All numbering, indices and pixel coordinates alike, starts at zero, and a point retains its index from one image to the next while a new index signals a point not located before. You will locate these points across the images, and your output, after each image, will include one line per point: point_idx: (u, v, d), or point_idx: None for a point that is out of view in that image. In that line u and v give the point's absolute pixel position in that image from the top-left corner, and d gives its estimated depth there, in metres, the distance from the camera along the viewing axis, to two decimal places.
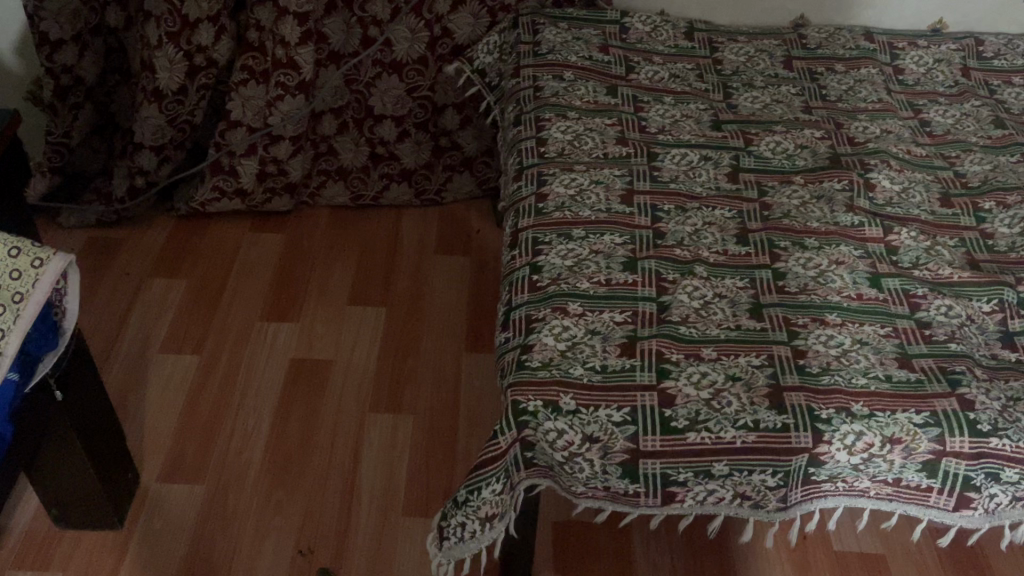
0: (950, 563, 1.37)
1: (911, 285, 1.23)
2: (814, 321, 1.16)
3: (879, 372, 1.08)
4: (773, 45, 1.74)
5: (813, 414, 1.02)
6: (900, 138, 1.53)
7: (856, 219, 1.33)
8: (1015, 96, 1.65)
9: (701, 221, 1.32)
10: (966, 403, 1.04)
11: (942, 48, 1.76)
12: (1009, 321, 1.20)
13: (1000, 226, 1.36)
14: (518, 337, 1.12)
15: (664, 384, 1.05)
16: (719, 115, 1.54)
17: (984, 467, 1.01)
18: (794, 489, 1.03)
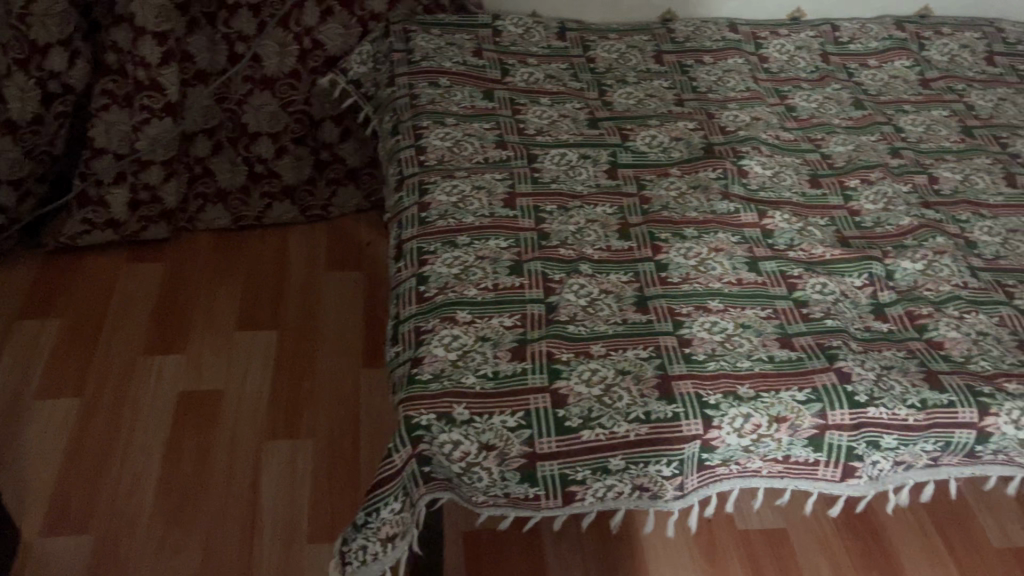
0: (846, 528, 1.44)
1: (787, 266, 1.27)
2: (697, 309, 1.19)
3: (761, 354, 1.12)
4: (643, 41, 1.77)
5: (702, 401, 1.05)
6: (768, 124, 1.58)
7: (731, 206, 1.38)
8: (871, 78, 1.74)
9: (584, 219, 1.33)
10: (843, 376, 1.08)
11: (802, 35, 1.83)
12: (879, 293, 1.26)
13: (866, 203, 1.43)
14: (408, 350, 1.10)
15: (556, 385, 1.05)
16: (595, 113, 1.56)
17: (865, 437, 1.06)
18: (689, 476, 1.06)
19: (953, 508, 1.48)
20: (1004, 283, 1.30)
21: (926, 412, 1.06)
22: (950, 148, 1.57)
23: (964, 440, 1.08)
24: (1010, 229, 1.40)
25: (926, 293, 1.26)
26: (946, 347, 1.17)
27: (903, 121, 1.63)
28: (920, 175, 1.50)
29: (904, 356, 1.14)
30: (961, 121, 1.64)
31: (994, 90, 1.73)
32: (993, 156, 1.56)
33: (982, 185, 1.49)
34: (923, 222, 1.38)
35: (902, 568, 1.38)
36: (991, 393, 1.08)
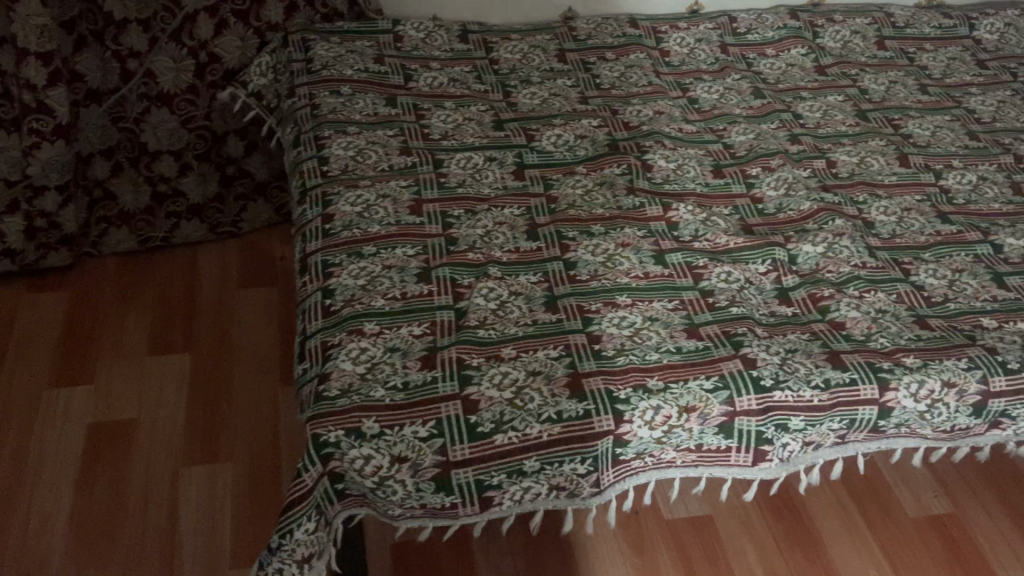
0: (769, 509, 1.47)
1: (692, 257, 1.30)
2: (606, 305, 1.20)
3: (670, 346, 1.13)
4: (545, 40, 1.78)
5: (612, 396, 1.06)
6: (671, 118, 1.60)
7: (637, 201, 1.40)
8: (770, 67, 1.78)
9: (492, 222, 1.33)
10: (749, 362, 1.10)
11: (701, 27, 1.86)
12: (782, 278, 1.29)
13: (768, 189, 1.46)
14: (315, 367, 1.08)
15: (467, 391, 1.04)
16: (500, 114, 1.56)
17: (773, 421, 1.08)
18: (605, 472, 1.06)
19: (870, 482, 1.52)
20: (901, 261, 1.34)
21: (829, 392, 1.09)
22: (847, 132, 1.62)
23: (868, 417, 1.11)
24: (905, 208, 1.45)
25: (827, 275, 1.30)
26: (847, 327, 1.20)
27: (801, 108, 1.67)
28: (819, 160, 1.54)
29: (808, 339, 1.17)
30: (856, 105, 1.69)
31: (886, 73, 1.78)
32: (887, 138, 1.61)
33: (877, 166, 1.54)
34: (822, 205, 1.42)
35: (824, 544, 1.42)
36: (890, 368, 1.12)
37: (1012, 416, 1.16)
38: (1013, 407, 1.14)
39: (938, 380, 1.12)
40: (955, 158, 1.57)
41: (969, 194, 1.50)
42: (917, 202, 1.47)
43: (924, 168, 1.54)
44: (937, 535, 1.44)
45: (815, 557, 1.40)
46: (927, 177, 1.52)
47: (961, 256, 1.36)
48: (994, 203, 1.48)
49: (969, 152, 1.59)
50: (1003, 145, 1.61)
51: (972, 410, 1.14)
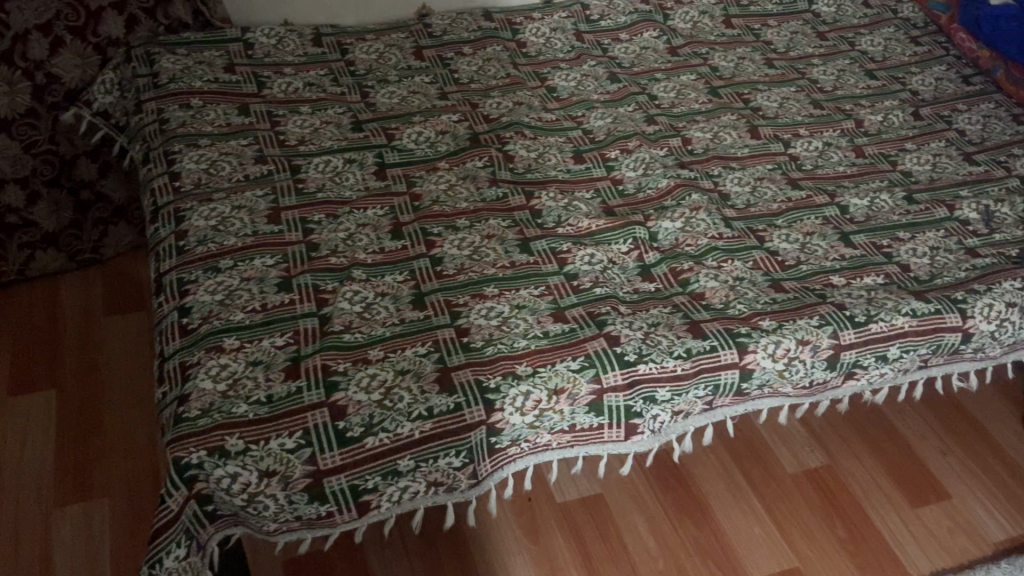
0: (656, 481, 1.50)
1: (556, 243, 1.32)
2: (474, 297, 1.20)
3: (537, 331, 1.15)
4: (402, 38, 1.77)
5: (482, 387, 1.06)
6: (530, 108, 1.62)
7: (500, 192, 1.41)
8: (624, 51, 1.82)
9: (355, 224, 1.31)
10: (612, 340, 1.13)
11: (555, 17, 1.89)
12: (644, 255, 1.32)
13: (627, 171, 1.50)
14: (174, 389, 1.04)
15: (334, 397, 1.03)
16: (358, 115, 1.55)
17: (640, 394, 1.11)
18: (482, 462, 1.07)
19: (748, 443, 1.58)
20: (755, 229, 1.39)
21: (692, 360, 1.13)
22: (700, 110, 1.67)
23: (731, 380, 1.15)
24: (757, 178, 1.51)
25: (686, 248, 1.34)
26: (707, 297, 1.24)
27: (656, 89, 1.71)
28: (675, 138, 1.59)
29: (669, 312, 1.20)
30: (707, 83, 1.75)
31: (734, 50, 1.85)
32: (738, 113, 1.67)
33: (730, 140, 1.59)
34: (679, 182, 1.47)
35: (710, 508, 1.46)
36: (748, 332, 1.16)
37: (865, 366, 1.22)
38: (864, 357, 1.20)
39: (793, 339, 1.16)
40: (801, 127, 1.64)
41: (816, 160, 1.57)
42: (768, 171, 1.53)
43: (774, 138, 1.61)
44: (815, 486, 1.51)
45: (703, 522, 1.44)
46: (777, 147, 1.59)
47: (811, 220, 1.42)
48: (839, 166, 1.56)
49: (814, 120, 1.67)
50: (845, 111, 1.70)
51: (827, 364, 1.19)
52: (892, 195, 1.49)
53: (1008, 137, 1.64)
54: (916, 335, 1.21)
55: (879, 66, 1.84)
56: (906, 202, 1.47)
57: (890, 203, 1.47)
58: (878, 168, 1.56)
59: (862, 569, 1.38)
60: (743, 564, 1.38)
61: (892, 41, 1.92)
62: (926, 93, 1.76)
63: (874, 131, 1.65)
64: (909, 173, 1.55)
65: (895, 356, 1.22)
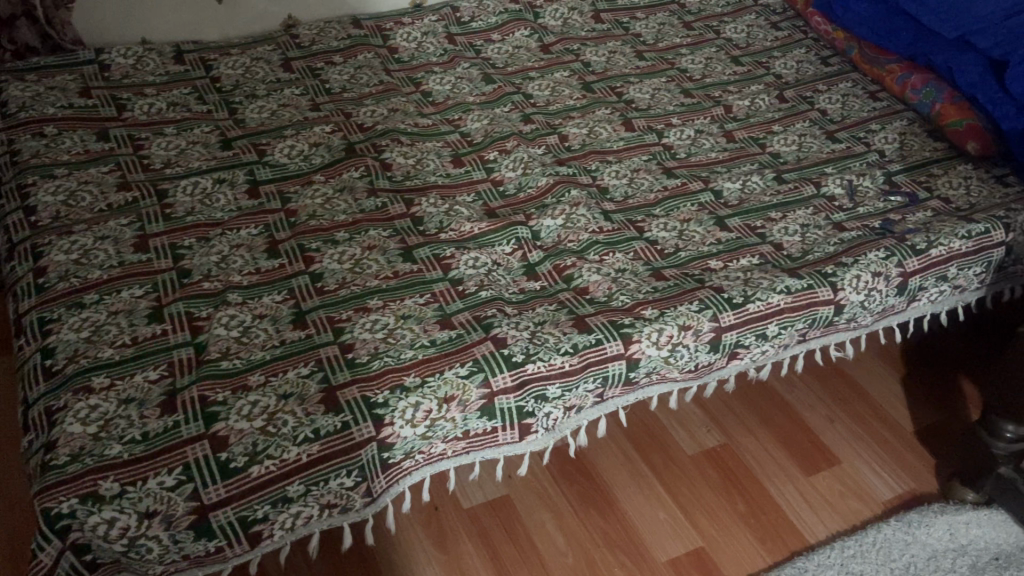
0: (561, 476, 1.51)
1: (439, 249, 1.31)
2: (357, 311, 1.18)
3: (423, 340, 1.14)
4: (269, 51, 1.73)
5: (370, 403, 1.04)
6: (406, 113, 1.61)
7: (379, 201, 1.39)
8: (497, 52, 1.83)
9: (228, 246, 1.27)
10: (499, 342, 1.13)
11: (425, 21, 1.88)
12: (527, 255, 1.33)
13: (506, 171, 1.50)
14: (40, 436, 0.99)
15: (214, 428, 0.99)
16: (226, 133, 1.50)
17: (531, 393, 1.11)
18: (376, 479, 1.05)
19: (648, 430, 1.61)
20: (635, 220, 1.42)
21: (579, 355, 1.14)
22: (574, 106, 1.69)
23: (619, 371, 1.17)
24: (633, 169, 1.54)
25: (569, 245, 1.35)
26: (591, 291, 1.26)
27: (531, 88, 1.73)
28: (552, 136, 1.60)
29: (555, 309, 1.21)
30: (580, 79, 1.77)
31: (605, 45, 1.88)
32: (611, 107, 1.69)
33: (605, 134, 1.61)
34: (558, 179, 1.48)
35: (615, 497, 1.48)
36: (631, 323, 1.18)
37: (746, 345, 1.25)
38: (745, 337, 1.24)
39: (676, 325, 1.19)
40: (674, 116, 1.68)
41: (689, 148, 1.61)
42: (644, 162, 1.56)
43: (647, 129, 1.64)
44: (714, 465, 1.55)
45: (609, 512, 1.46)
46: (651, 138, 1.62)
47: (687, 207, 1.45)
48: (711, 152, 1.60)
49: (685, 109, 1.71)
50: (715, 99, 1.75)
51: (710, 347, 1.22)
52: (763, 177, 1.54)
53: (866, 113, 1.72)
54: (792, 311, 1.26)
55: (744, 52, 1.90)
56: (776, 182, 1.53)
57: (761, 184, 1.52)
58: (748, 151, 1.61)
59: (763, 541, 1.42)
60: (649, 549, 1.40)
61: (754, 27, 1.99)
62: (789, 76, 1.83)
63: (742, 116, 1.70)
64: (778, 154, 1.61)
65: (774, 333, 1.26)
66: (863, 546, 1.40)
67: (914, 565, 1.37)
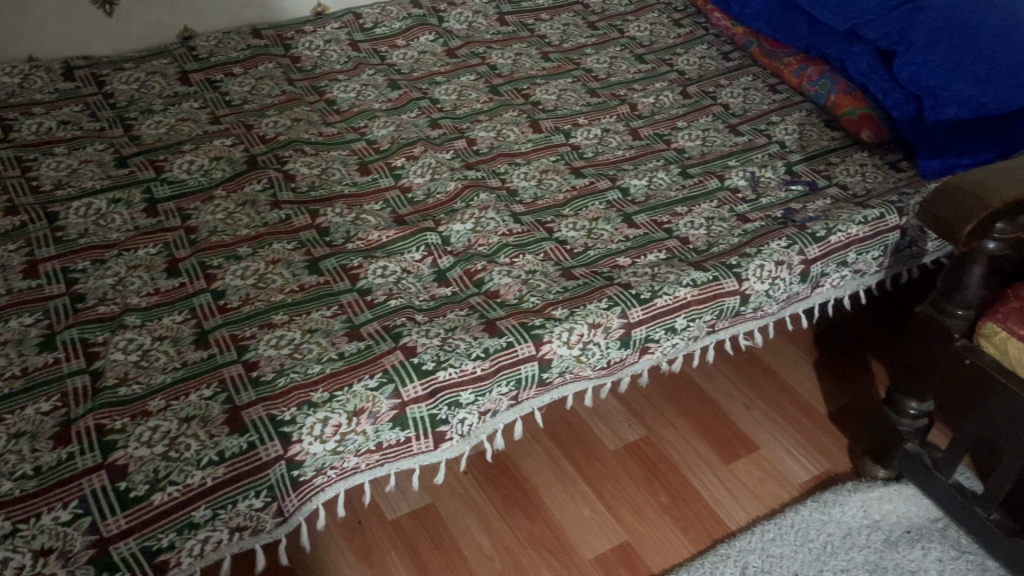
0: (485, 480, 1.51)
1: (346, 259, 1.29)
2: (262, 327, 1.15)
3: (331, 354, 1.12)
4: (164, 64, 1.68)
5: (276, 421, 1.02)
6: (310, 123, 1.58)
7: (283, 214, 1.36)
8: (402, 57, 1.82)
9: (125, 267, 1.23)
10: (408, 351, 1.12)
11: (327, 28, 1.86)
12: (437, 261, 1.32)
13: (415, 177, 1.49)
14: None
15: (112, 457, 0.96)
16: (121, 150, 1.45)
17: (443, 401, 1.10)
18: (287, 497, 1.03)
19: (570, 428, 1.62)
20: (544, 221, 1.42)
21: (490, 359, 1.13)
22: (482, 109, 1.68)
23: (532, 372, 1.17)
24: (542, 170, 1.54)
25: (479, 249, 1.35)
26: (501, 294, 1.26)
27: (437, 93, 1.72)
28: (460, 140, 1.60)
29: (466, 314, 1.21)
30: (487, 82, 1.77)
31: (511, 47, 1.89)
32: (518, 109, 1.70)
33: (513, 136, 1.62)
34: (466, 183, 1.47)
35: (539, 498, 1.49)
36: (542, 323, 1.18)
37: (657, 339, 1.27)
38: (655, 331, 1.25)
39: (586, 324, 1.19)
40: (580, 116, 1.69)
41: (596, 147, 1.62)
42: (553, 162, 1.57)
43: (554, 130, 1.65)
44: (636, 459, 1.57)
45: (533, 513, 1.46)
46: (559, 138, 1.63)
47: (595, 206, 1.47)
48: (618, 150, 1.62)
49: (591, 109, 1.72)
50: (620, 97, 1.77)
51: (621, 343, 1.23)
52: (668, 172, 1.56)
53: (767, 106, 1.76)
54: (698, 303, 1.28)
55: (647, 50, 1.93)
56: (681, 177, 1.55)
57: (666, 180, 1.54)
58: (654, 148, 1.63)
59: (685, 531, 1.44)
60: (574, 547, 1.41)
61: (657, 25, 2.02)
62: (692, 72, 1.86)
63: (648, 113, 1.73)
64: (683, 150, 1.63)
65: (683, 325, 1.28)
66: (782, 528, 1.43)
67: (831, 544, 1.41)
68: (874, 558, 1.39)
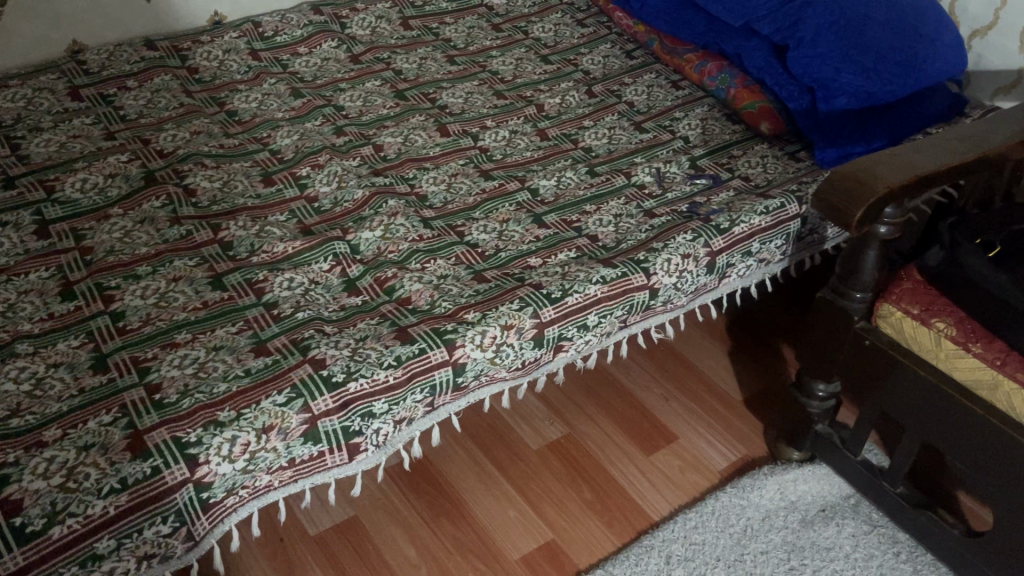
0: (409, 488, 1.50)
1: (251, 273, 1.26)
2: (165, 348, 1.12)
3: (238, 371, 1.09)
4: (52, 80, 1.63)
5: (182, 443, 0.99)
6: (210, 135, 1.55)
7: (184, 229, 1.33)
8: (304, 65, 1.79)
9: (16, 293, 1.19)
10: (318, 363, 1.10)
11: (225, 38, 1.83)
12: (346, 270, 1.30)
13: (321, 186, 1.47)
14: None
15: (5, 492, 0.91)
16: (8, 171, 1.39)
17: (356, 413, 1.09)
18: (196, 522, 1.00)
19: (492, 430, 1.62)
20: (454, 225, 1.42)
21: (403, 368, 1.12)
22: (388, 115, 1.67)
23: (446, 378, 1.16)
24: (451, 174, 1.54)
25: (389, 256, 1.34)
26: (413, 300, 1.25)
27: (342, 100, 1.70)
28: (366, 146, 1.58)
29: (377, 322, 1.19)
30: (392, 87, 1.75)
31: (415, 51, 1.88)
32: (425, 113, 1.69)
33: (421, 141, 1.61)
34: (374, 190, 1.46)
35: (463, 502, 1.48)
36: (454, 328, 1.17)
37: (570, 337, 1.28)
38: (568, 329, 1.26)
39: (498, 326, 1.19)
40: (488, 118, 1.70)
41: (504, 149, 1.62)
42: (461, 165, 1.56)
43: (462, 133, 1.65)
44: (558, 456, 1.58)
45: (459, 517, 1.46)
46: (466, 141, 1.63)
47: (505, 208, 1.47)
48: (526, 152, 1.62)
49: (498, 111, 1.73)
50: (526, 98, 1.78)
51: (534, 343, 1.24)
52: (576, 172, 1.57)
53: (670, 102, 1.79)
54: (609, 300, 1.29)
55: (551, 51, 1.94)
56: (588, 176, 1.57)
57: (574, 179, 1.56)
58: (561, 148, 1.65)
59: (609, 525, 1.46)
60: (501, 549, 1.41)
61: (561, 26, 2.04)
62: (596, 71, 1.88)
63: (554, 113, 1.74)
64: (590, 148, 1.65)
65: (595, 322, 1.29)
66: (703, 516, 1.46)
67: (750, 528, 1.44)
68: (791, 538, 1.43)
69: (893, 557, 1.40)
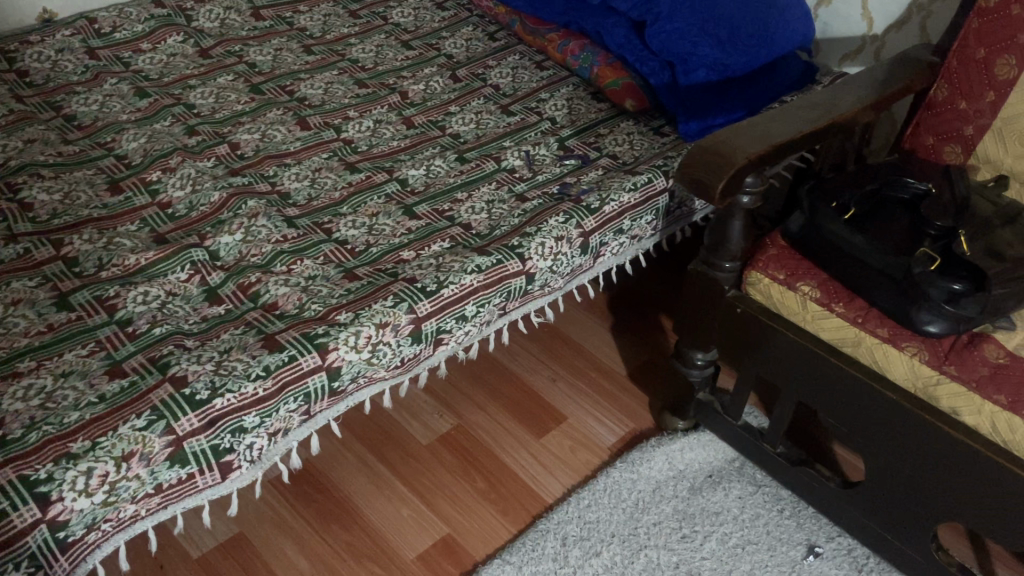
0: (296, 498, 1.45)
1: (100, 290, 1.17)
2: (5, 379, 1.03)
3: (91, 397, 1.01)
4: None
5: (29, 482, 0.91)
6: (46, 143, 1.44)
7: (21, 248, 1.23)
8: (148, 62, 1.69)
9: None
10: (179, 382, 1.04)
11: (57, 37, 1.70)
12: (207, 278, 1.23)
13: (174, 191, 1.38)
14: None
15: None
16: None
17: (225, 429, 1.03)
18: (55, 563, 0.93)
19: (380, 429, 1.59)
20: (321, 223, 1.36)
21: (272, 377, 1.07)
22: (243, 110, 1.59)
23: (321, 384, 1.12)
24: (314, 169, 1.48)
25: (251, 260, 1.27)
26: (280, 305, 1.19)
27: (192, 97, 1.61)
28: (221, 145, 1.50)
29: (242, 332, 1.13)
30: (246, 81, 1.67)
31: (269, 43, 1.80)
32: (283, 107, 1.62)
33: (280, 136, 1.54)
34: (232, 192, 1.39)
35: (354, 506, 1.44)
36: (325, 331, 1.13)
37: (449, 329, 1.25)
38: (445, 322, 1.23)
39: (372, 325, 1.15)
40: (350, 109, 1.64)
41: (369, 139, 1.57)
42: (325, 160, 1.51)
43: (323, 126, 1.59)
44: (449, 448, 1.56)
45: (350, 522, 1.41)
46: (329, 134, 1.57)
47: (374, 201, 1.42)
48: (393, 141, 1.58)
49: (361, 100, 1.67)
50: (389, 86, 1.73)
51: (412, 339, 1.20)
52: (444, 159, 1.54)
53: (535, 83, 1.78)
54: (486, 288, 1.27)
55: (412, 37, 1.90)
56: (458, 163, 1.54)
57: (444, 167, 1.53)
58: (428, 136, 1.61)
59: (504, 513, 1.45)
60: (395, 549, 1.38)
61: (420, 10, 2.00)
62: (459, 55, 1.85)
63: (419, 100, 1.70)
64: (458, 135, 1.62)
65: (472, 312, 1.27)
66: (596, 493, 1.47)
67: (642, 501, 1.46)
68: (682, 507, 1.46)
69: (778, 514, 1.45)
